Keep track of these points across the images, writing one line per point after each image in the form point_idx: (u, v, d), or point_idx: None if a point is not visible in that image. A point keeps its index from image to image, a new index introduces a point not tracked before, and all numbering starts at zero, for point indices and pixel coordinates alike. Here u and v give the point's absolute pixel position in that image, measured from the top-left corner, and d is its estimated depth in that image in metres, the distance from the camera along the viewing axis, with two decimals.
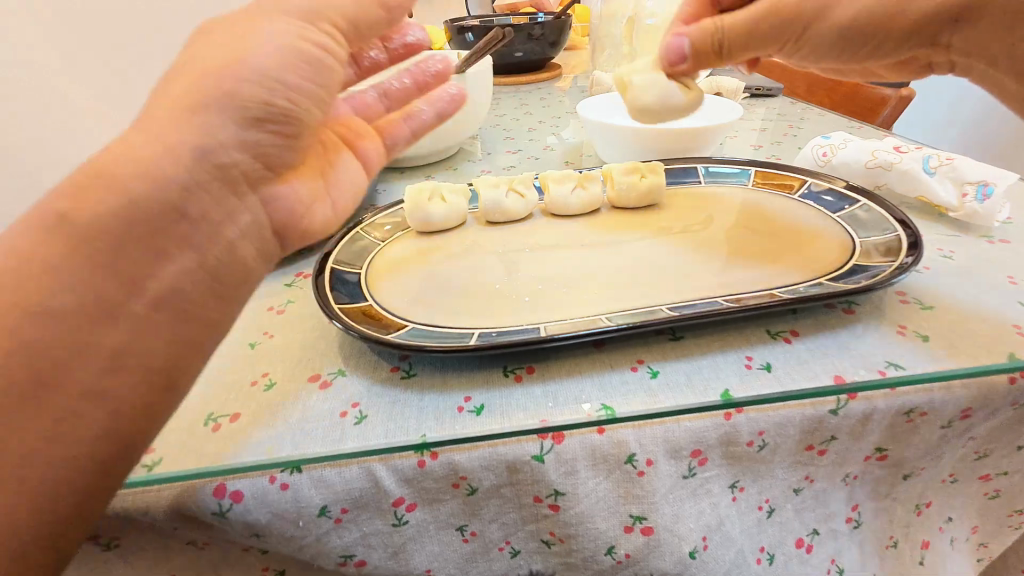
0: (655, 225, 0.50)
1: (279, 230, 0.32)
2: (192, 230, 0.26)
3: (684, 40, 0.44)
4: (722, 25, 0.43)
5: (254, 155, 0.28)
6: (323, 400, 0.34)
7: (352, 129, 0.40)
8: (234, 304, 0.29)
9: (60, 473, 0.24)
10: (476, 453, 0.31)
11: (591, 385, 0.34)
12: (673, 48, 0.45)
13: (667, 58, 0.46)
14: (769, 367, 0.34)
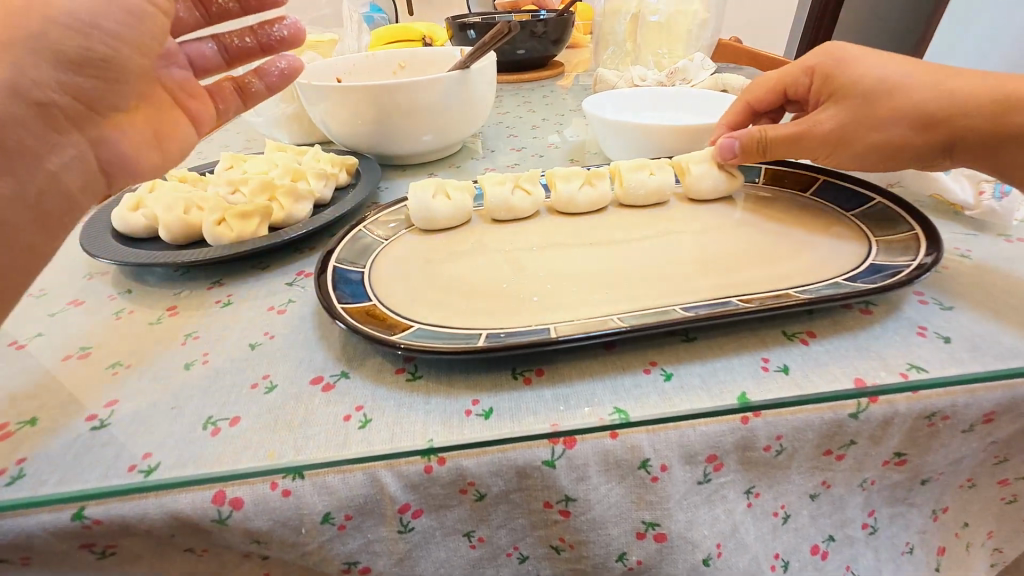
0: (664, 224, 0.49)
1: (105, 169, 0.36)
2: (26, 165, 0.31)
3: (734, 141, 0.50)
4: (763, 134, 0.49)
5: (80, 86, 0.32)
6: (326, 403, 0.33)
7: (189, 92, 0.44)
8: (60, 234, 0.34)
9: None
10: (485, 458, 0.30)
11: (603, 388, 0.33)
12: (723, 146, 0.50)
13: (717, 153, 0.51)
14: (786, 369, 0.33)
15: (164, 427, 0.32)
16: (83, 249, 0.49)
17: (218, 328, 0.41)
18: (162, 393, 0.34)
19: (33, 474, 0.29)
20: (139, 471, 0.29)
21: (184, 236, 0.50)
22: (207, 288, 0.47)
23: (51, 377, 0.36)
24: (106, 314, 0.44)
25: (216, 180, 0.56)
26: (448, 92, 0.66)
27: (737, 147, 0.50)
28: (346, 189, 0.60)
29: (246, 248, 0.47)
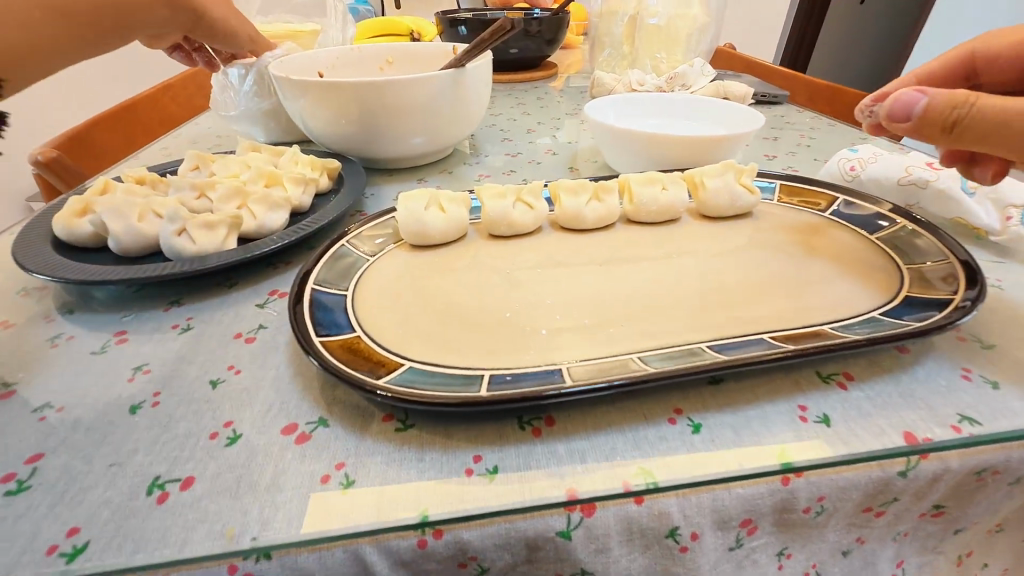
0: (678, 244, 0.46)
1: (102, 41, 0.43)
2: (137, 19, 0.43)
3: (923, 98, 0.34)
4: (974, 103, 0.33)
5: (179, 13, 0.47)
6: (300, 459, 0.28)
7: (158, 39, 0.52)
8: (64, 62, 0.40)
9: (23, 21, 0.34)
10: (489, 530, 0.26)
11: (624, 442, 0.28)
12: (901, 102, 0.35)
13: (889, 111, 0.36)
14: (828, 420, 0.29)
15: (97, 492, 0.26)
16: (16, 261, 0.42)
17: (173, 361, 0.35)
18: (98, 445, 0.29)
19: None
20: (61, 555, 0.23)
21: (138, 248, 0.43)
22: (164, 309, 0.41)
23: None
24: (39, 341, 0.37)
25: (178, 182, 0.50)
26: (439, 90, 0.61)
27: (919, 112, 0.35)
28: (327, 196, 0.55)
29: (210, 264, 0.41)
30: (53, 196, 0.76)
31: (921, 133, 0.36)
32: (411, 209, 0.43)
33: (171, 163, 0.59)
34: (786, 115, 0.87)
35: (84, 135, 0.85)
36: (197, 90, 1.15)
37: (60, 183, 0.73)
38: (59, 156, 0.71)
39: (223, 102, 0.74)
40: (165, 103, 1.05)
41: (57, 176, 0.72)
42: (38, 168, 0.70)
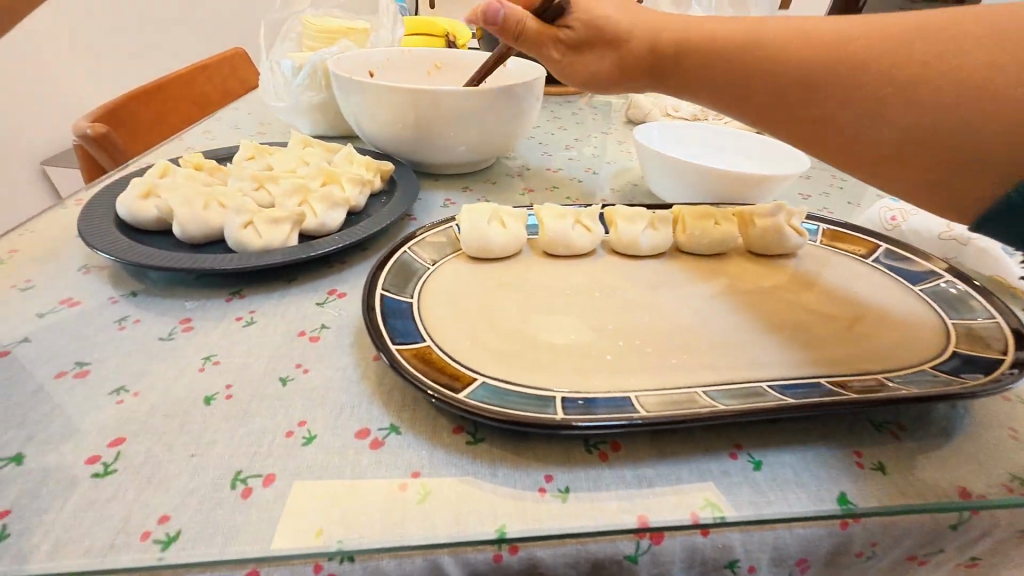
0: (725, 280, 0.47)
1: None
2: None
3: (499, 9, 0.43)
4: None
5: None
6: (376, 464, 0.29)
7: None
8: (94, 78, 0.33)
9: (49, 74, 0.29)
10: (563, 550, 0.27)
11: (690, 473, 0.29)
12: (486, 7, 0.43)
13: (478, 18, 0.44)
14: (883, 468, 0.30)
15: (181, 481, 0.27)
16: (81, 238, 0.43)
17: (242, 354, 0.36)
18: (178, 433, 0.29)
19: (25, 534, 0.24)
20: (155, 542, 0.24)
21: (201, 236, 0.44)
22: (226, 299, 0.42)
23: (41, 401, 0.31)
24: (106, 322, 0.38)
25: (238, 172, 0.50)
26: (494, 104, 0.62)
27: (500, 18, 0.44)
28: (380, 198, 0.55)
29: (274, 259, 0.42)
30: (91, 167, 0.76)
31: (616, 83, 0.44)
32: (476, 224, 0.45)
33: (225, 150, 0.60)
34: None
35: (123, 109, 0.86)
36: (233, 72, 1.16)
37: (103, 157, 0.73)
38: (106, 131, 0.72)
39: (273, 91, 0.75)
40: (202, 83, 1.06)
41: (101, 149, 0.72)
42: (82, 140, 0.71)
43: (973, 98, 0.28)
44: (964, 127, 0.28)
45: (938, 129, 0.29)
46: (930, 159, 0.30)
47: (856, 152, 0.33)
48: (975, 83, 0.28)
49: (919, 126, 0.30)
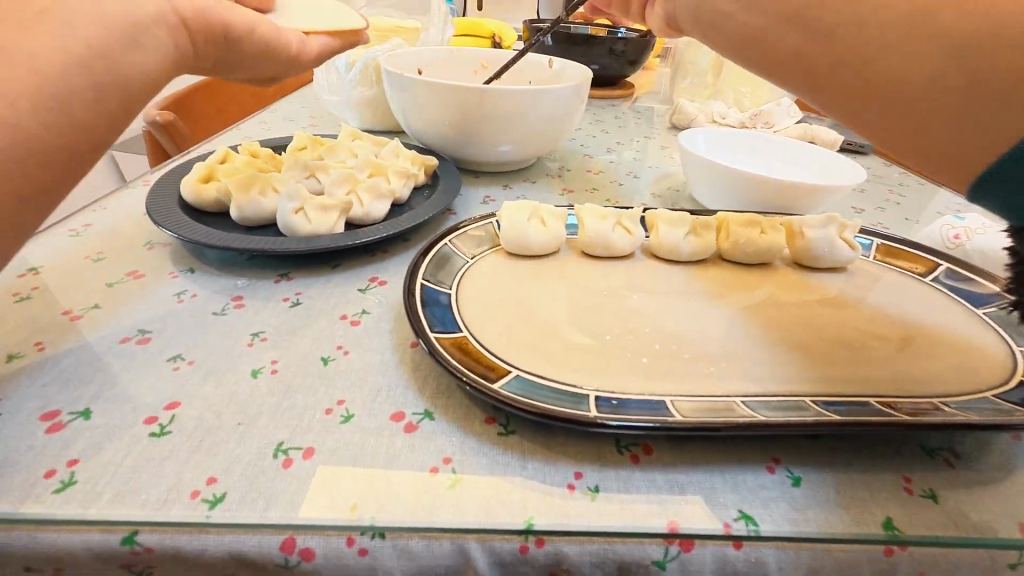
0: (769, 291, 0.45)
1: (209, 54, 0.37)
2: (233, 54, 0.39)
3: None
4: None
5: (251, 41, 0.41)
6: (409, 448, 0.29)
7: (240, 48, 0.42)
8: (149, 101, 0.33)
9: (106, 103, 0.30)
10: (589, 548, 0.26)
11: (724, 483, 0.29)
12: None
13: None
14: (935, 497, 0.28)
15: (228, 447, 0.28)
16: (149, 216, 0.46)
17: (287, 333, 0.38)
18: (227, 402, 0.31)
19: (89, 484, 0.26)
20: (203, 501, 0.25)
21: (256, 219, 0.46)
22: (275, 280, 0.44)
23: (106, 362, 0.33)
24: (166, 295, 0.41)
25: (293, 161, 0.53)
26: (539, 103, 0.62)
27: None
28: (423, 191, 0.57)
29: (321, 244, 0.43)
30: (158, 153, 0.82)
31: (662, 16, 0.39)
32: (517, 223, 0.45)
33: (280, 140, 0.63)
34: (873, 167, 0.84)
35: (188, 99, 0.91)
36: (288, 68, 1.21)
37: (169, 143, 0.78)
38: (174, 120, 0.77)
39: (326, 87, 0.78)
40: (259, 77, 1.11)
41: (168, 136, 0.77)
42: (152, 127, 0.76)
43: (972, 67, 0.25)
44: (946, 87, 0.26)
45: (922, 87, 0.26)
46: (893, 111, 0.28)
47: (829, 82, 0.29)
48: (977, 49, 0.24)
49: (911, 69, 0.26)
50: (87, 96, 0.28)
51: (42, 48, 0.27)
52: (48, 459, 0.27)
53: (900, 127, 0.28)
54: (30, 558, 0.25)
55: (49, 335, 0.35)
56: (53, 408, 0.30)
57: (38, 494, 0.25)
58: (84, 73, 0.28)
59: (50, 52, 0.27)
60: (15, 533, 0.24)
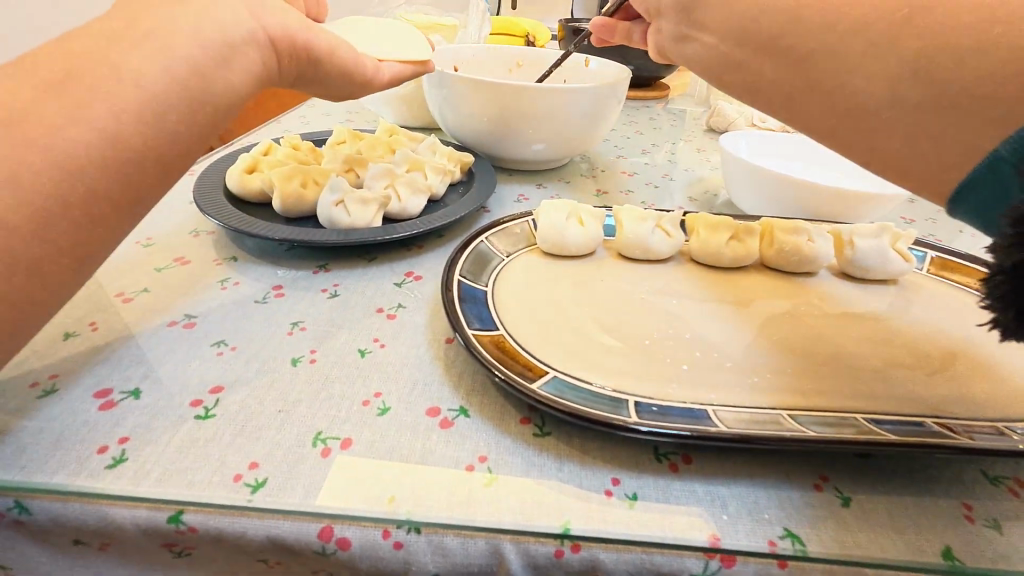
0: (812, 301, 0.44)
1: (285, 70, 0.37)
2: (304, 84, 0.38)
3: None
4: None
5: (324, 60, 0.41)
6: (445, 443, 0.29)
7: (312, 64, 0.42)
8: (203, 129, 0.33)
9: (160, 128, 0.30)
10: (625, 556, 0.26)
11: (769, 499, 0.28)
12: None
13: None
14: (999, 528, 0.27)
15: (270, 433, 0.29)
16: (196, 203, 0.47)
17: (325, 323, 0.38)
18: (269, 389, 0.32)
19: (138, 462, 0.26)
20: (246, 485, 0.26)
21: (297, 210, 0.47)
22: (314, 271, 0.44)
23: (154, 344, 0.34)
24: (211, 282, 0.42)
25: (333, 156, 0.54)
26: (575, 101, 0.62)
27: None
28: (458, 188, 0.57)
29: (359, 237, 0.44)
30: None
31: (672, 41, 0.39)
32: (556, 224, 0.45)
33: (320, 134, 0.64)
34: None
35: None
36: None
37: None
38: None
39: None
40: None
41: None
42: None
43: (930, 93, 0.24)
44: (901, 111, 0.25)
45: (879, 113, 0.26)
46: (858, 131, 0.27)
47: (795, 105, 0.29)
48: (920, 74, 0.24)
49: (868, 93, 0.26)
50: (182, 109, 0.30)
51: (148, 64, 0.29)
52: (102, 436, 0.28)
53: (861, 149, 0.28)
54: (83, 530, 0.26)
55: (102, 316, 0.37)
56: (106, 386, 0.31)
57: (93, 468, 0.26)
58: (180, 88, 0.30)
59: (154, 68, 0.29)
60: (70, 505, 0.25)
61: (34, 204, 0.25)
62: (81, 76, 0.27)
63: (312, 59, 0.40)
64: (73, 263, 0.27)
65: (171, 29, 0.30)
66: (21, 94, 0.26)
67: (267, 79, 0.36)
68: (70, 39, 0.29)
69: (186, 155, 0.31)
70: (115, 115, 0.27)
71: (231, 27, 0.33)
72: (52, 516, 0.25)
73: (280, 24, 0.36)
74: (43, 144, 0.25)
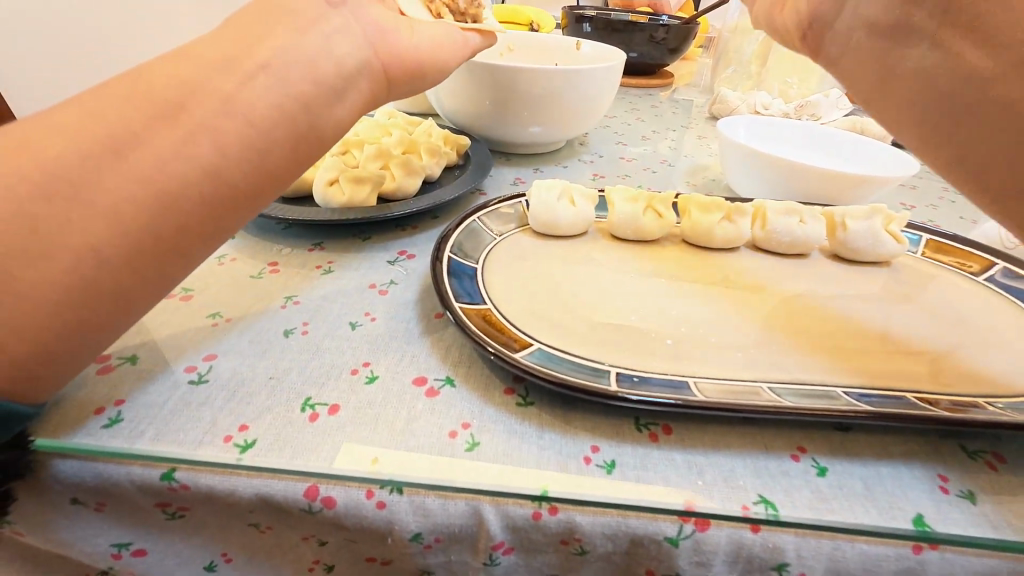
0: (808, 283, 0.44)
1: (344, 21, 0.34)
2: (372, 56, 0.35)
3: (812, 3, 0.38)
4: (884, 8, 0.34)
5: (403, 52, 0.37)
6: (430, 411, 0.30)
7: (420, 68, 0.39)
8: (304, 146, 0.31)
9: (240, 143, 0.28)
10: (601, 518, 0.27)
11: (745, 466, 0.28)
12: None
13: None
14: (973, 498, 0.27)
15: (261, 399, 0.30)
16: None
17: (318, 298, 0.39)
18: (261, 356, 0.33)
19: (129, 423, 0.27)
20: (235, 445, 0.27)
21: (294, 190, 0.48)
22: (309, 249, 0.45)
23: (151, 314, 0.35)
24: (209, 258, 0.43)
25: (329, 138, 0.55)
26: (568, 82, 0.61)
27: None
28: (453, 170, 0.57)
29: (354, 215, 0.45)
30: None
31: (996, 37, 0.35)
32: (547, 200, 0.46)
33: None
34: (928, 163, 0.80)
35: None
36: None
37: None
38: None
39: None
40: None
41: None
42: None
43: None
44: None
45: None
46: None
47: None
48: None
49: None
50: (283, 145, 0.29)
51: (258, 98, 0.28)
52: (103, 399, 0.29)
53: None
54: (82, 488, 0.27)
55: None
56: (103, 352, 0.32)
57: (90, 428, 0.27)
58: (286, 122, 0.29)
59: (266, 99, 0.28)
60: (68, 462, 0.26)
61: (127, 234, 0.25)
62: (191, 106, 0.27)
63: (420, 71, 0.39)
64: (155, 285, 0.28)
65: (282, 55, 0.29)
66: (129, 118, 0.26)
67: (370, 102, 0.35)
68: (176, 60, 0.28)
69: (279, 186, 0.31)
70: (219, 151, 0.27)
71: (338, 55, 0.31)
72: (48, 471, 0.26)
73: (381, 40, 0.35)
74: (146, 175, 0.26)
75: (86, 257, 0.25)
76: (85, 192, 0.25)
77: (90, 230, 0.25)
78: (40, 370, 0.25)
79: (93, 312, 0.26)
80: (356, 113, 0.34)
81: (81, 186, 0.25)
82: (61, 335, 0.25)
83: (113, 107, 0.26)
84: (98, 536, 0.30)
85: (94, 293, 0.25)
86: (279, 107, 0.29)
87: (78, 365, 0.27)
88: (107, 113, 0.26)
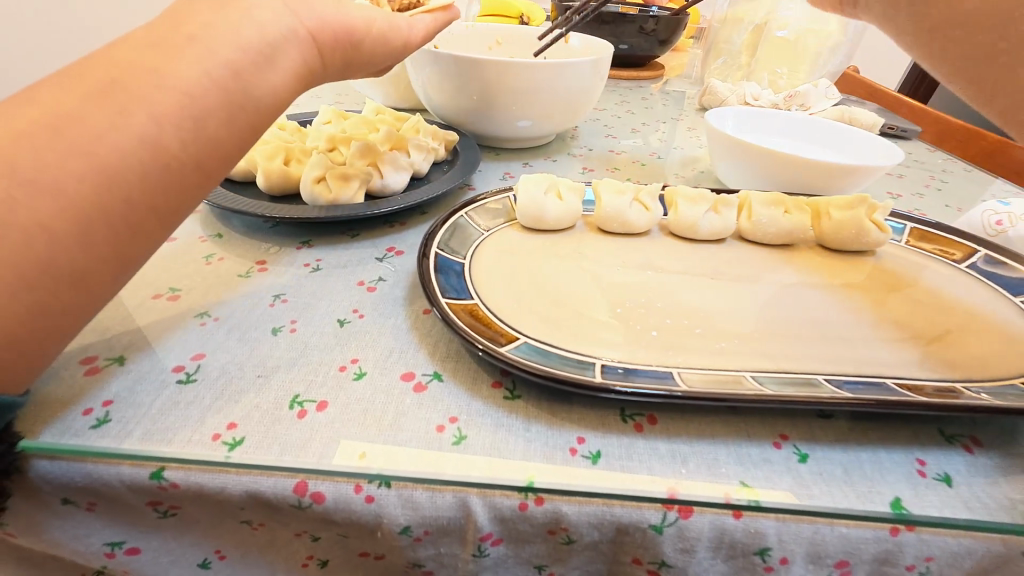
0: (792, 273, 0.45)
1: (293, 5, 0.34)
2: (320, 35, 0.35)
3: None
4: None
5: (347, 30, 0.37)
6: (417, 405, 0.30)
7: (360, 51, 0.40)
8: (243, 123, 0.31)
9: (188, 123, 0.28)
10: (586, 508, 0.27)
11: (727, 454, 0.29)
12: None
13: None
14: (949, 480, 0.28)
15: (249, 396, 0.30)
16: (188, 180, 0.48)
17: (306, 296, 0.39)
18: (248, 353, 0.33)
19: (118, 422, 0.28)
20: (223, 443, 0.27)
21: (281, 188, 0.48)
22: (297, 247, 0.45)
23: (139, 314, 0.35)
24: (197, 258, 0.42)
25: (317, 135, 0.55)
26: (557, 75, 0.61)
27: None
28: (441, 165, 0.57)
29: (340, 212, 0.45)
30: None
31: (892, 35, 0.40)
32: (533, 195, 0.46)
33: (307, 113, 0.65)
34: (914, 152, 0.80)
35: None
36: None
37: None
38: None
39: None
40: None
41: None
42: None
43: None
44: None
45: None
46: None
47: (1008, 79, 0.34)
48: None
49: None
50: (222, 114, 0.30)
51: (186, 69, 0.28)
52: (87, 398, 0.29)
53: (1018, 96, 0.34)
54: (72, 488, 0.27)
55: None
56: (92, 353, 0.32)
57: (78, 428, 0.27)
58: (222, 91, 0.30)
59: (208, 81, 0.29)
60: (57, 462, 0.27)
61: (78, 214, 0.26)
62: (127, 84, 0.27)
63: (355, 41, 0.38)
64: (117, 267, 0.28)
65: (216, 32, 0.30)
66: (73, 100, 0.27)
67: (309, 79, 0.36)
68: (117, 47, 0.29)
69: (227, 161, 0.32)
70: (155, 123, 0.27)
71: (270, 26, 0.32)
72: (41, 474, 0.27)
73: (315, 15, 0.35)
74: (87, 151, 0.26)
75: (37, 235, 0.25)
76: (29, 174, 0.25)
77: (39, 209, 0.25)
78: (10, 366, 0.25)
79: (56, 298, 0.26)
80: (294, 85, 0.34)
81: (26, 168, 0.25)
82: (31, 330, 0.26)
83: (71, 103, 0.26)
84: (91, 536, 0.30)
85: (54, 277, 0.26)
86: (226, 88, 0.30)
87: (44, 357, 0.27)
88: (54, 100, 0.27)
